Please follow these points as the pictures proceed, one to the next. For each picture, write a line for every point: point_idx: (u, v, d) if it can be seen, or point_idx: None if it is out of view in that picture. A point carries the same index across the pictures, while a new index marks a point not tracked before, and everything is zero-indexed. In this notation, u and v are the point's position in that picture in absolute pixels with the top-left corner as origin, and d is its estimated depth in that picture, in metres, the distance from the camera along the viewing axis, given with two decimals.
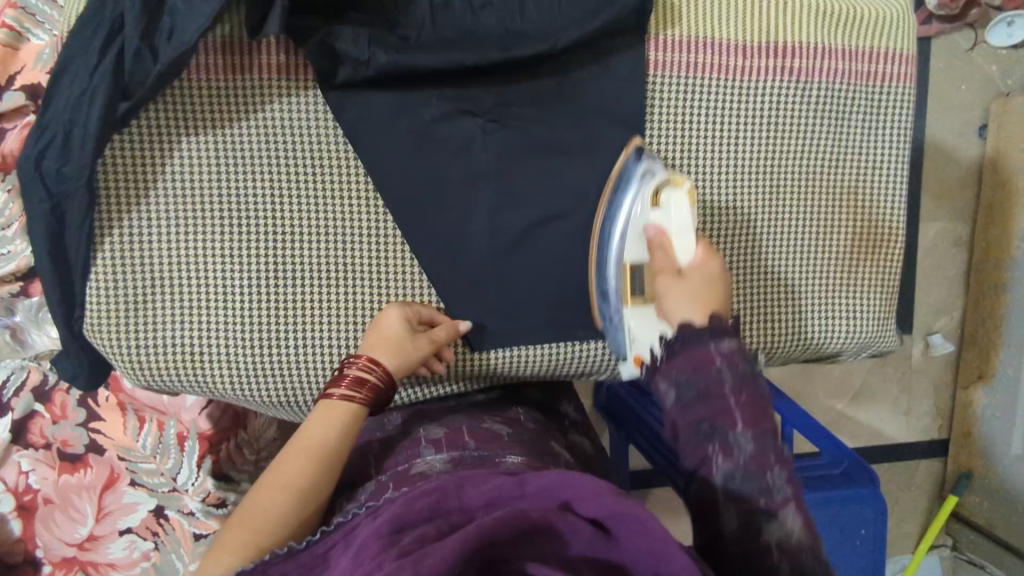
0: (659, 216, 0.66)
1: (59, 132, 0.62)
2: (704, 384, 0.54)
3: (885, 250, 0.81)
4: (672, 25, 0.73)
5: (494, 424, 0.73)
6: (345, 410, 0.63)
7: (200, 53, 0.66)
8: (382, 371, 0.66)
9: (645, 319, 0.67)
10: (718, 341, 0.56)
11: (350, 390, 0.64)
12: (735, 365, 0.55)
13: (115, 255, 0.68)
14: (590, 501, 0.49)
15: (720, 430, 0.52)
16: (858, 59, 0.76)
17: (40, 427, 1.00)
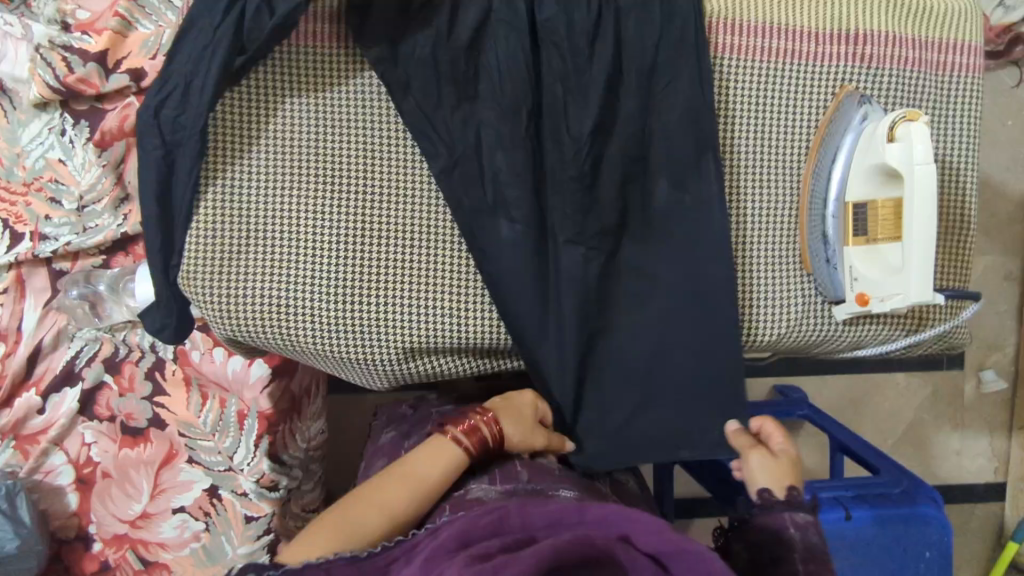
0: (901, 152, 0.67)
1: (181, 82, 0.67)
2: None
3: (966, 239, 0.80)
4: (743, 11, 0.75)
5: (545, 460, 0.76)
6: (450, 454, 0.70)
7: (305, 20, 0.71)
8: (498, 439, 0.72)
9: (872, 258, 0.73)
10: (793, 512, 0.67)
11: (459, 434, 0.71)
12: (807, 532, 0.66)
13: (215, 206, 0.71)
14: (650, 536, 0.52)
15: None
16: (928, 49, 0.78)
17: (107, 399, 1.02)
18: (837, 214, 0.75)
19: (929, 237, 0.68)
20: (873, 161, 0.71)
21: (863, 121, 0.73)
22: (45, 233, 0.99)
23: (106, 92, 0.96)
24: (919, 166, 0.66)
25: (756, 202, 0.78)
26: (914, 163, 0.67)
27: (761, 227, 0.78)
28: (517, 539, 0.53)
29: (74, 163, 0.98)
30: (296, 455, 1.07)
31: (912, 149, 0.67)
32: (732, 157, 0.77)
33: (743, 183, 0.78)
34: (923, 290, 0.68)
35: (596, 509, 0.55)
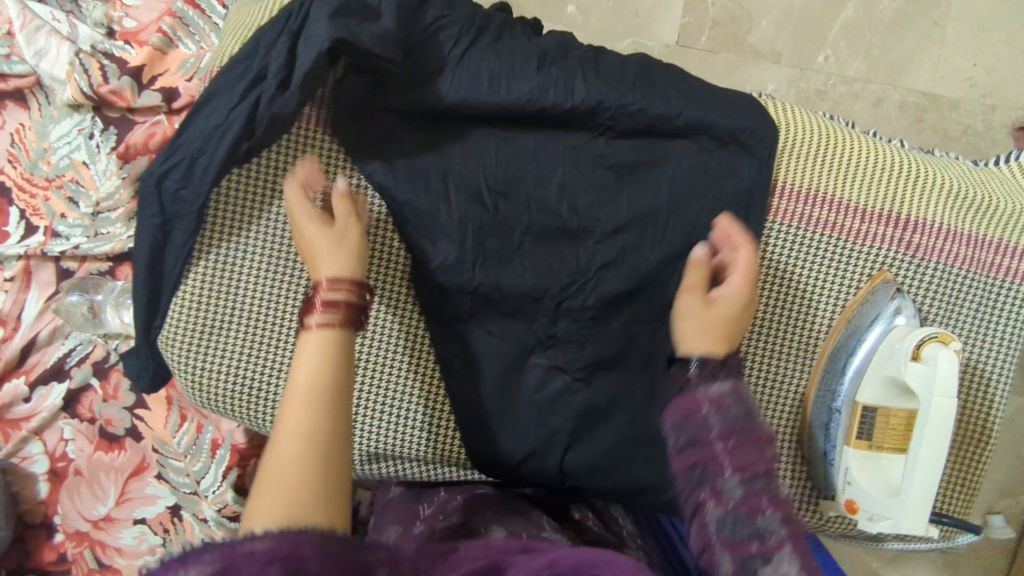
0: (920, 373, 0.62)
1: (187, 157, 0.65)
2: (695, 432, 0.56)
3: (984, 455, 0.73)
4: (792, 174, 0.71)
5: (550, 535, 0.69)
6: (324, 336, 0.56)
7: (309, 104, 0.69)
8: (350, 281, 0.59)
9: (870, 468, 0.67)
10: (709, 386, 0.58)
11: (326, 314, 0.56)
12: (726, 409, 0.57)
13: (203, 280, 0.70)
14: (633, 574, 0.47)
15: (710, 477, 0.55)
16: (985, 248, 0.71)
17: (90, 401, 1.03)
18: (842, 411, 0.70)
19: (933, 470, 0.62)
20: (893, 371, 0.65)
21: (895, 316, 0.69)
22: (58, 231, 1.00)
23: (137, 107, 0.95)
24: (938, 395, 0.61)
25: (766, 377, 0.73)
26: (934, 393, 0.61)
27: (768, 403, 0.74)
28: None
29: (97, 168, 0.98)
30: None
31: (935, 377, 0.61)
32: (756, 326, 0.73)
33: (753, 349, 0.73)
34: (918, 525, 0.62)
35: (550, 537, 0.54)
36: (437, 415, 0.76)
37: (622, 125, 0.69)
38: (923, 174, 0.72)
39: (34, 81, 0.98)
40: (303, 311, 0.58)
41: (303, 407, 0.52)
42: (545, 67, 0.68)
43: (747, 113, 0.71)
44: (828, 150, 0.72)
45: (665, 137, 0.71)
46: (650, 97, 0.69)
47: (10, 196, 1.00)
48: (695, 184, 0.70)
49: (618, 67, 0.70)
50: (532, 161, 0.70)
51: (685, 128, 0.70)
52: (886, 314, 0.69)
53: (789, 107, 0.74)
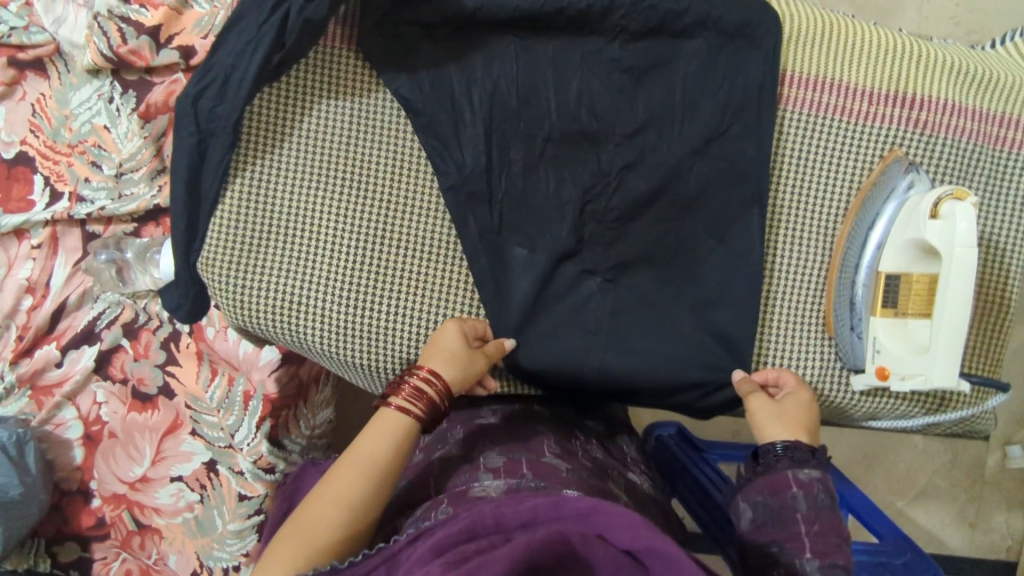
0: (942, 228, 0.65)
1: (220, 75, 0.68)
2: (778, 511, 0.64)
3: (1003, 321, 0.76)
4: (802, 62, 0.74)
5: (553, 460, 0.71)
6: (396, 421, 0.68)
7: (332, 22, 0.71)
8: (440, 385, 0.69)
9: (898, 332, 0.70)
10: (796, 471, 0.65)
11: (407, 402, 0.68)
12: (811, 494, 0.64)
13: (240, 198, 0.72)
14: (624, 532, 0.50)
15: (787, 555, 0.62)
16: (989, 121, 0.75)
17: (122, 361, 1.05)
18: (868, 283, 0.72)
19: (960, 320, 0.64)
20: (912, 237, 0.68)
21: (908, 188, 0.71)
22: (83, 195, 1.03)
23: (156, 65, 0.98)
24: (960, 247, 0.63)
25: (790, 261, 0.76)
26: (955, 245, 0.64)
27: (794, 287, 0.76)
28: (492, 541, 0.52)
29: (118, 131, 1.01)
30: (296, 442, 1.10)
31: (954, 229, 0.64)
32: (777, 211, 0.75)
33: (775, 236, 0.75)
34: (948, 377, 0.65)
35: (575, 503, 0.53)
36: None
37: (635, 24, 0.71)
38: (927, 54, 0.75)
39: (53, 49, 1.00)
40: (391, 389, 0.70)
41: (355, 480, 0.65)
42: None
43: (756, 4, 0.73)
44: (834, 38, 0.75)
45: (678, 37, 0.72)
46: None
47: (34, 165, 1.03)
48: (711, 77, 0.72)
49: None
50: (550, 65, 0.72)
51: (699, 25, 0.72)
52: (902, 186, 0.71)
53: (795, 1, 0.76)
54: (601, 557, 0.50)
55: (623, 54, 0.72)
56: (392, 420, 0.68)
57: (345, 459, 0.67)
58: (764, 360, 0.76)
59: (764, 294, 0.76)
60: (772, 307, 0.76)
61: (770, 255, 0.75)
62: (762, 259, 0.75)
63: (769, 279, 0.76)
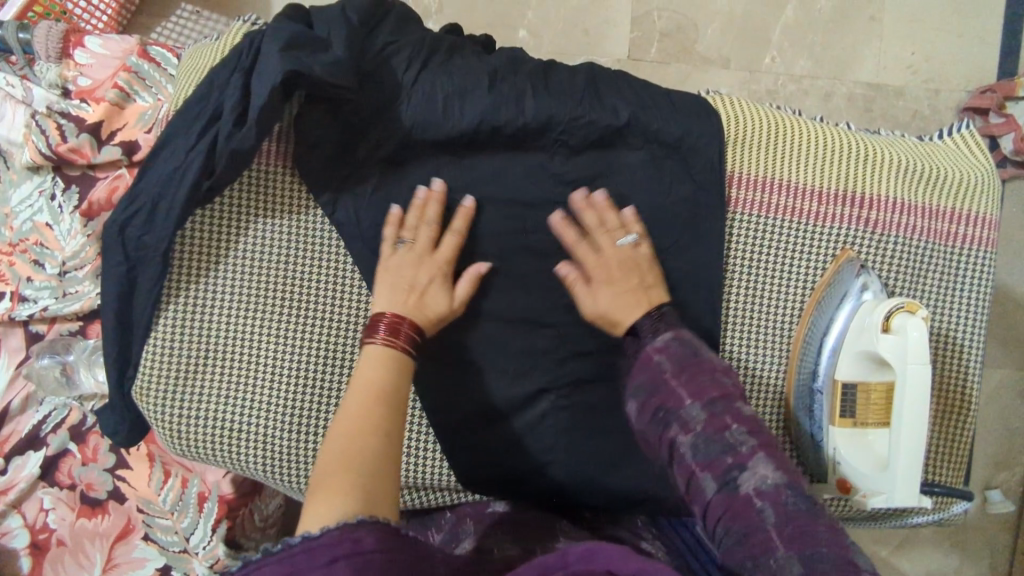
0: (893, 343, 0.64)
1: (147, 203, 0.65)
2: (651, 379, 0.61)
3: (963, 419, 0.75)
4: (750, 165, 0.73)
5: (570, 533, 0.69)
6: (375, 355, 0.61)
7: (265, 139, 0.68)
8: (389, 316, 0.63)
9: (859, 445, 0.67)
10: (653, 338, 0.63)
11: (387, 339, 0.62)
12: (671, 349, 0.62)
13: (174, 325, 0.69)
14: (628, 561, 0.45)
15: (671, 412, 0.59)
16: (940, 218, 0.74)
17: (69, 467, 1.00)
18: (823, 391, 0.70)
19: (916, 437, 0.63)
20: (865, 345, 0.67)
21: (862, 292, 0.70)
22: (25, 295, 0.99)
23: (98, 162, 0.95)
24: (913, 363, 0.62)
25: (748, 365, 0.74)
26: (908, 361, 0.62)
27: (754, 392, 0.74)
28: None
29: (61, 229, 0.98)
30: (252, 538, 1.03)
31: (906, 343, 0.63)
32: (733, 315, 0.73)
33: (731, 341, 0.74)
34: (909, 496, 0.63)
35: (573, 547, 0.47)
36: (420, 445, 0.74)
37: (575, 138, 0.70)
38: (875, 151, 0.74)
39: None
40: (366, 331, 0.63)
41: (372, 407, 0.57)
42: (497, 84, 0.68)
43: (698, 110, 0.72)
44: (781, 138, 0.74)
45: (621, 146, 0.71)
46: (599, 108, 0.69)
47: None
48: (656, 189, 0.71)
49: (568, 79, 0.71)
50: (493, 176, 0.70)
51: (640, 137, 0.71)
52: (856, 291, 0.70)
53: (742, 99, 0.75)
54: None
55: (567, 162, 0.71)
56: (377, 352, 0.61)
57: (348, 393, 0.58)
58: None
59: None
60: None
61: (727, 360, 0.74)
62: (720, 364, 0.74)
63: None
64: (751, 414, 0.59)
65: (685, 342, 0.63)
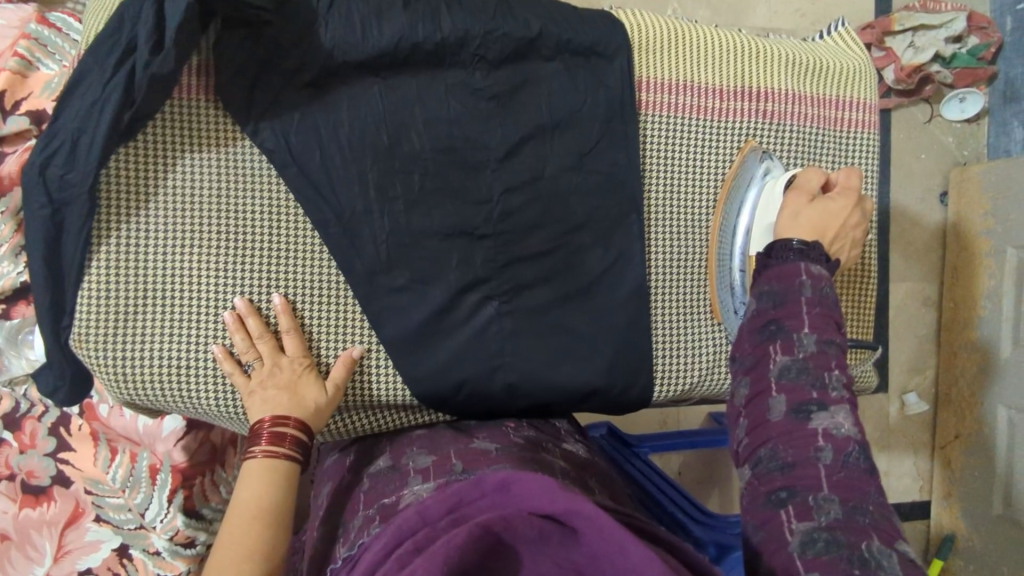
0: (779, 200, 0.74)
1: (68, 140, 0.64)
2: (787, 299, 0.64)
3: (864, 284, 0.85)
4: (657, 70, 0.79)
5: (481, 444, 0.74)
6: (263, 466, 0.67)
7: (183, 72, 0.69)
8: (294, 421, 0.68)
9: None
10: (806, 263, 0.66)
11: (271, 447, 0.67)
12: (819, 284, 0.65)
13: (108, 266, 0.68)
14: (540, 499, 0.50)
15: (786, 331, 0.63)
16: (827, 105, 0.82)
17: (6, 456, 0.96)
18: (744, 268, 0.77)
19: None
20: (765, 216, 0.75)
21: (767, 175, 0.77)
22: None
23: (3, 135, 0.92)
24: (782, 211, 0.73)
25: (675, 255, 0.80)
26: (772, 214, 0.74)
27: (683, 279, 0.80)
28: (421, 539, 0.52)
29: None
30: (216, 509, 1.02)
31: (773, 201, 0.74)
32: (656, 209, 0.79)
33: (655, 235, 0.80)
34: None
35: (490, 479, 0.56)
36: (368, 364, 0.75)
37: (492, 52, 0.74)
38: (765, 49, 0.81)
39: None
40: (249, 441, 0.68)
41: (258, 529, 0.64)
42: (412, 3, 0.71)
43: (603, 21, 0.78)
44: (682, 42, 0.80)
45: (534, 59, 0.75)
46: (512, 21, 0.73)
47: None
48: (572, 97, 0.76)
49: None
50: (416, 95, 0.73)
51: (552, 50, 0.76)
52: (760, 174, 0.78)
53: (644, 10, 0.81)
54: (532, 534, 0.48)
55: (486, 77, 0.74)
56: (259, 466, 0.67)
57: (229, 512, 0.65)
58: (665, 352, 0.80)
59: (655, 290, 0.80)
60: (664, 302, 0.80)
61: (655, 252, 0.80)
62: (649, 256, 0.80)
63: (659, 275, 0.80)
64: (815, 349, 0.62)
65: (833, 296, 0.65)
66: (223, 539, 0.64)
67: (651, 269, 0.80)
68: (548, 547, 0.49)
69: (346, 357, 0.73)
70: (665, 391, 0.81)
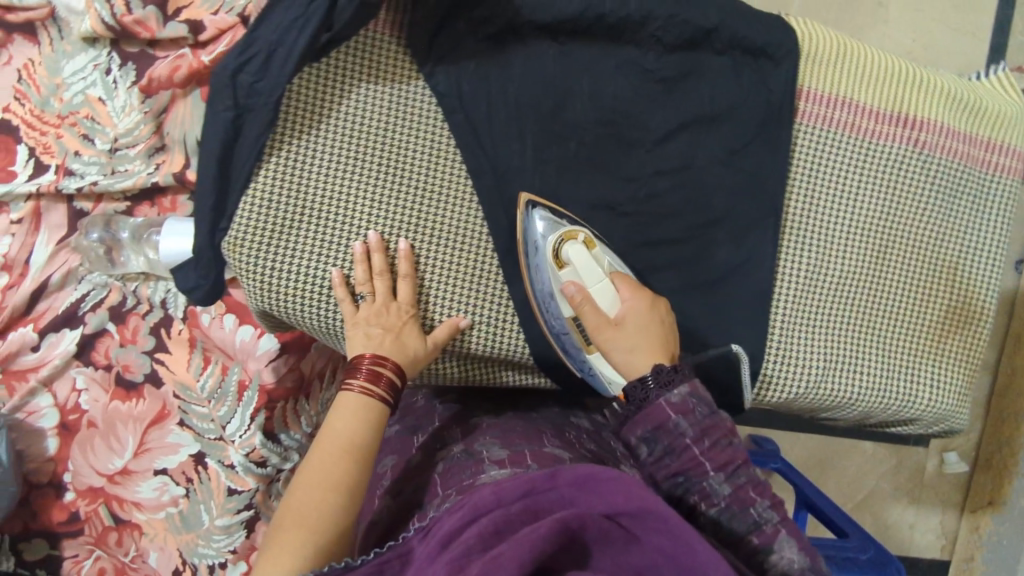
0: (571, 273, 0.72)
1: (264, 49, 0.66)
2: (669, 441, 0.62)
3: (980, 327, 0.86)
4: (821, 81, 0.80)
5: (553, 450, 0.70)
6: (358, 402, 0.68)
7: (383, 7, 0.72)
8: (392, 363, 0.69)
9: None
10: (667, 394, 0.63)
11: (368, 385, 0.68)
12: (691, 411, 0.62)
13: (274, 179, 0.71)
14: (618, 499, 0.48)
15: (692, 482, 0.61)
16: (976, 145, 0.83)
17: (106, 347, 0.99)
18: (567, 330, 0.75)
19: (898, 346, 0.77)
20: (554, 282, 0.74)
21: None
22: (71, 169, 0.97)
23: (161, 39, 0.94)
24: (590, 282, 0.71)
25: (804, 265, 0.81)
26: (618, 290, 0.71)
27: (809, 291, 0.81)
28: (495, 518, 0.48)
29: (114, 104, 0.96)
30: (294, 438, 1.03)
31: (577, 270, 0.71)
32: (795, 217, 0.80)
33: (789, 242, 0.80)
34: None
35: (568, 471, 0.50)
36: (493, 317, 0.77)
37: (670, 36, 0.75)
38: (927, 80, 0.82)
39: (47, 13, 0.96)
40: (347, 374, 0.69)
41: (343, 463, 0.63)
42: None
43: (777, 24, 0.78)
44: (849, 59, 0.81)
45: (706, 50, 0.77)
46: (693, 8, 0.74)
47: (18, 135, 0.97)
48: (735, 92, 0.77)
49: None
50: (588, 65, 0.74)
51: (724, 45, 0.77)
52: None
53: (815, 22, 0.82)
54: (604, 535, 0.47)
55: (656, 60, 0.75)
56: (354, 401, 0.67)
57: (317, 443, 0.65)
58: (780, 359, 0.80)
59: (779, 295, 0.80)
60: (787, 309, 0.81)
61: (787, 259, 0.80)
62: (780, 262, 0.80)
63: (786, 282, 0.80)
64: None
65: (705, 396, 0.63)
66: (306, 469, 0.63)
67: (779, 275, 0.80)
68: (614, 546, 0.48)
69: (451, 323, 0.74)
70: (772, 396, 0.81)
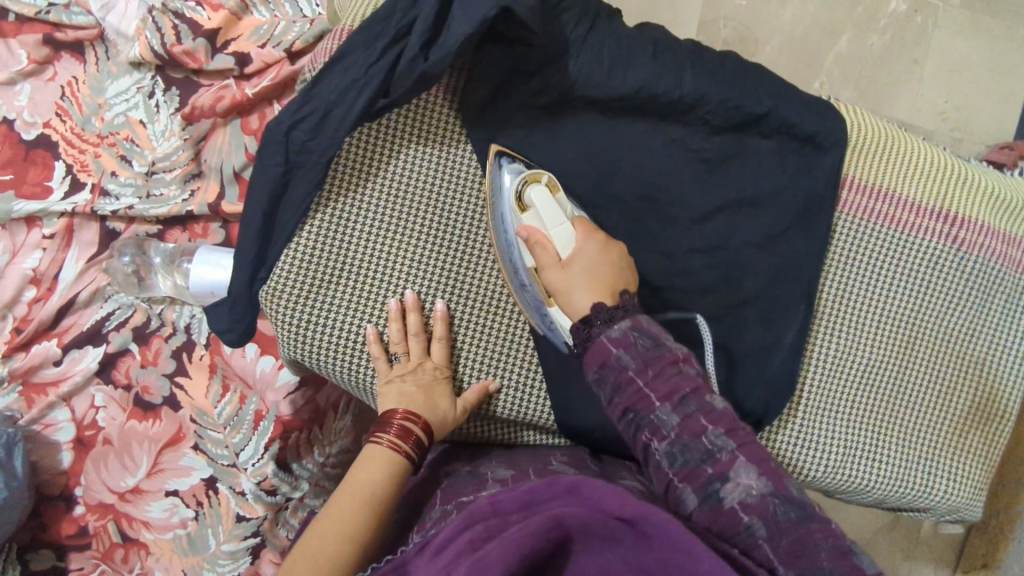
0: (533, 217, 0.72)
1: (321, 108, 0.67)
2: (614, 378, 0.64)
3: (1001, 423, 0.86)
4: (864, 171, 0.80)
5: (560, 466, 0.70)
6: (384, 455, 0.68)
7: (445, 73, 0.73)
8: (422, 421, 0.69)
9: None
10: (609, 329, 0.65)
11: (396, 440, 0.68)
12: (633, 347, 0.64)
13: (319, 234, 0.71)
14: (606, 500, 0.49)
15: (642, 418, 0.63)
16: (1013, 245, 0.83)
17: (127, 366, 1.00)
18: (529, 282, 0.73)
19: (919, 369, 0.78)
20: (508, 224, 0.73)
21: None
22: (107, 189, 0.98)
23: (208, 69, 0.96)
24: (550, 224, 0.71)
25: (835, 352, 0.81)
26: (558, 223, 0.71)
27: (838, 378, 0.81)
28: (490, 524, 0.51)
29: (155, 128, 0.98)
30: (305, 467, 1.03)
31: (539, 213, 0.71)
32: (829, 303, 0.81)
33: (822, 327, 0.81)
34: None
35: (563, 483, 0.54)
36: (521, 381, 0.77)
37: (718, 119, 0.75)
38: (969, 178, 0.83)
39: (96, 34, 0.97)
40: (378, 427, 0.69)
41: (354, 507, 0.63)
42: (659, 54, 0.73)
43: (825, 112, 0.79)
44: (893, 152, 0.81)
45: (751, 133, 0.77)
46: (744, 93, 0.75)
47: (57, 151, 0.98)
48: (778, 177, 0.78)
49: (719, 62, 0.75)
50: (636, 140, 0.75)
51: (771, 130, 0.77)
52: None
53: (862, 111, 0.83)
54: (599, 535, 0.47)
55: (703, 140, 0.76)
56: (379, 454, 0.68)
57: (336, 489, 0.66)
58: (804, 442, 0.81)
59: (808, 380, 0.80)
60: (815, 393, 0.81)
61: (818, 344, 0.81)
62: (811, 347, 0.81)
63: (816, 367, 0.81)
64: None
65: (647, 330, 0.65)
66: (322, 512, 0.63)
67: (810, 359, 0.81)
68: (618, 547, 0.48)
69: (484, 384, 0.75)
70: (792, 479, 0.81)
